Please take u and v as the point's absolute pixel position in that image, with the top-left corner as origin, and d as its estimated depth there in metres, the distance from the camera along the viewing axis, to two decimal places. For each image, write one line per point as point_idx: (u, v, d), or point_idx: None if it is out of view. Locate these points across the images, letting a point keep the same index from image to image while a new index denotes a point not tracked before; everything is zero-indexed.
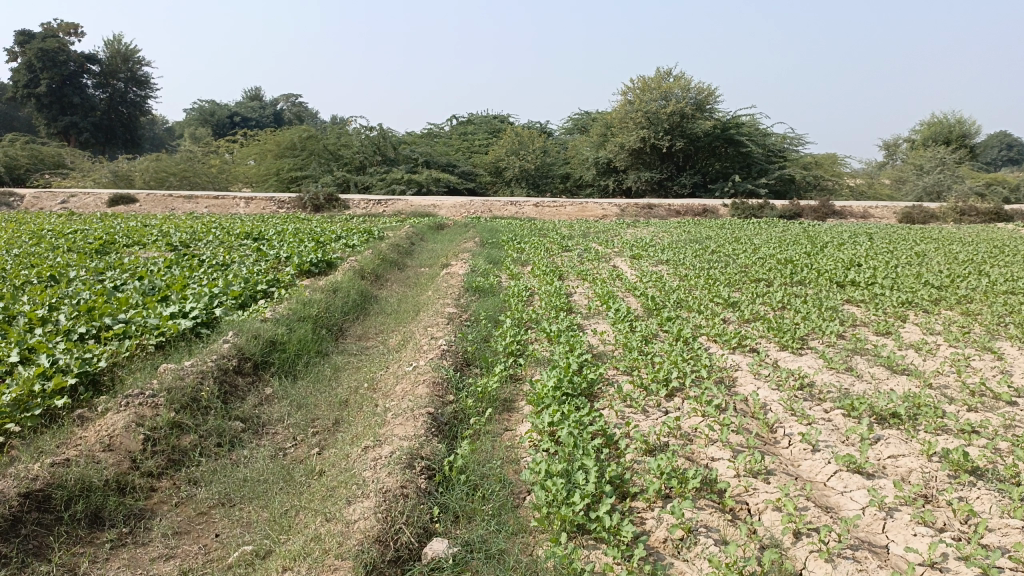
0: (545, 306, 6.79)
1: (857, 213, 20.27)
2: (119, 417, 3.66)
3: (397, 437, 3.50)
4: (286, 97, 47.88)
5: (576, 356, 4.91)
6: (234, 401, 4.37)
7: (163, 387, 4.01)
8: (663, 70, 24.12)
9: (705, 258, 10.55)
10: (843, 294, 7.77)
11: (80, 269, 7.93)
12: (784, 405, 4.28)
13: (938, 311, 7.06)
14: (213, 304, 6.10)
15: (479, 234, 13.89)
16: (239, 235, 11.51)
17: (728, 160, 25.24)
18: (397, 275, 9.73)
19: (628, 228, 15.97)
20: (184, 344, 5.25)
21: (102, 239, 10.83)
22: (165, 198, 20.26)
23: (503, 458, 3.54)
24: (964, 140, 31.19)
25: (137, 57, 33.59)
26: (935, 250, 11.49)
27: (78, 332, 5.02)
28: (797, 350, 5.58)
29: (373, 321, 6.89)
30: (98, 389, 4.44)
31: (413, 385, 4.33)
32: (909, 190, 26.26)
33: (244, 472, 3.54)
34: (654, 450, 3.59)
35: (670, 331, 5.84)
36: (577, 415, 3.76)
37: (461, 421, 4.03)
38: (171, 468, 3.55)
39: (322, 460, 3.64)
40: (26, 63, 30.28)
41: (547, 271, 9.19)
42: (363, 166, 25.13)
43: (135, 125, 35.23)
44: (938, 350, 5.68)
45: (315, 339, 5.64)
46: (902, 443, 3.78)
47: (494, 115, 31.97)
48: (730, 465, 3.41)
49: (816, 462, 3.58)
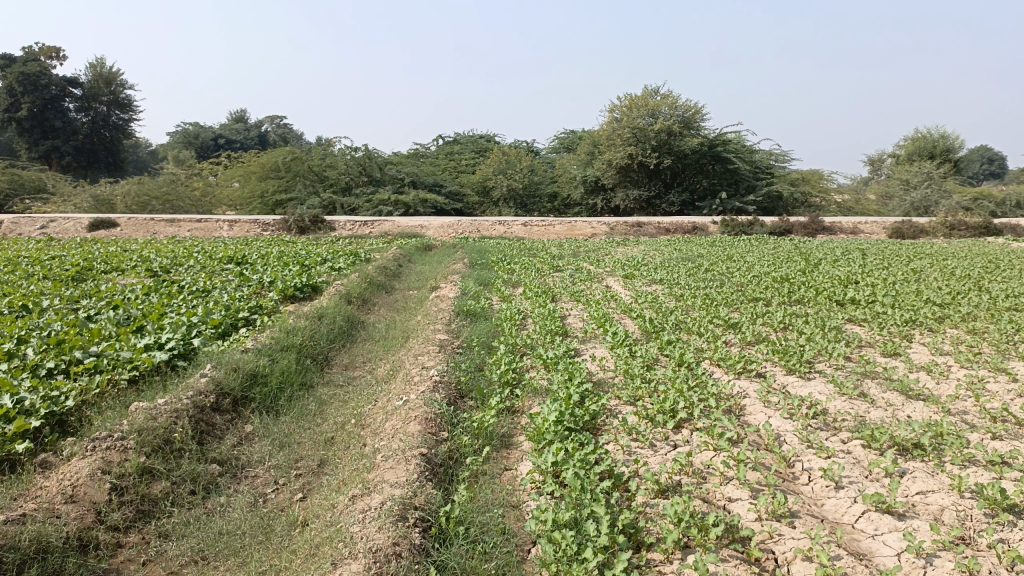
0: (539, 331, 6.52)
1: (847, 229, 20.16)
2: (83, 464, 3.34)
3: (387, 485, 3.20)
4: (271, 120, 47.50)
5: (576, 386, 4.64)
6: (211, 441, 4.07)
7: (132, 428, 3.70)
8: (649, 89, 24.06)
9: (699, 277, 10.33)
10: (844, 314, 7.55)
11: (54, 298, 7.61)
12: (800, 436, 4.03)
13: (944, 330, 6.82)
14: (191, 334, 5.77)
15: (468, 255, 13.61)
16: (222, 260, 11.18)
17: (716, 177, 25.17)
18: (385, 298, 9.46)
19: (619, 246, 15.75)
20: (159, 379, 4.92)
21: (79, 265, 10.49)
22: (147, 222, 19.90)
23: (505, 503, 3.25)
24: (947, 155, 31.36)
25: (120, 80, 33.31)
26: (930, 265, 11.35)
27: (47, 366, 4.71)
28: (805, 374, 5.33)
29: (360, 349, 6.59)
30: (64, 431, 4.11)
31: (403, 422, 4.03)
32: (896, 205, 26.30)
33: (221, 524, 3.23)
34: (668, 491, 3.31)
35: (672, 356, 5.58)
36: (583, 452, 3.49)
37: (458, 461, 3.75)
38: (140, 520, 3.23)
39: (305, 509, 3.33)
40: (7, 87, 29.86)
41: (538, 292, 8.93)
42: (349, 187, 24.85)
43: (118, 148, 34.81)
44: (950, 372, 5.45)
45: (298, 370, 5.34)
46: (929, 477, 3.53)
47: (480, 135, 31.90)
48: (750, 507, 3.14)
49: (840, 501, 3.33)
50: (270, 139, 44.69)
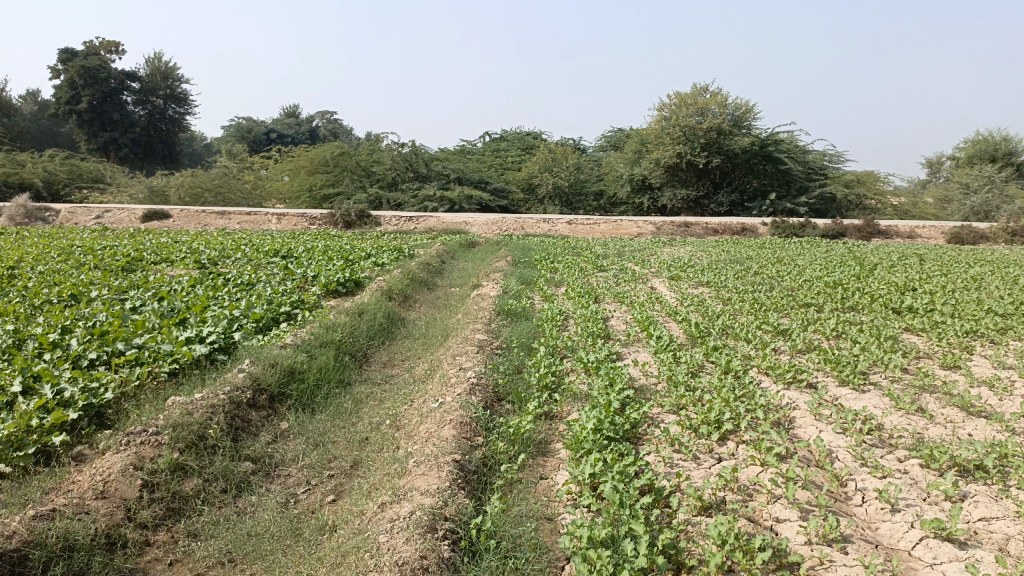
0: (580, 332, 6.38)
1: (904, 233, 19.53)
2: (116, 458, 3.33)
3: (418, 493, 3.11)
4: (323, 115, 48.37)
5: (617, 393, 4.48)
6: (246, 438, 4.03)
7: (167, 423, 3.68)
8: (698, 86, 23.68)
9: (747, 280, 10.07)
10: (901, 322, 7.25)
11: (103, 287, 7.72)
12: (853, 454, 3.83)
13: (1007, 343, 6.48)
14: (232, 328, 5.76)
15: (512, 253, 13.53)
16: (268, 253, 11.27)
17: (767, 178, 24.65)
18: (427, 295, 9.41)
19: (664, 247, 15.49)
20: (198, 373, 4.91)
21: (130, 255, 10.69)
22: (198, 214, 20.29)
23: (539, 515, 3.14)
24: (1010, 158, 30.21)
25: (176, 74, 34.02)
26: (991, 272, 10.89)
27: (88, 358, 4.74)
28: (860, 386, 5.09)
29: (399, 346, 6.54)
30: (102, 423, 4.11)
31: (437, 426, 3.93)
32: (955, 210, 25.43)
33: (249, 525, 3.18)
34: (710, 508, 3.15)
35: (717, 362, 5.39)
36: (622, 463, 3.36)
37: (492, 468, 3.64)
38: (169, 518, 3.20)
39: (334, 514, 3.26)
40: (68, 80, 30.72)
41: (581, 292, 8.79)
42: (395, 182, 24.96)
43: (173, 141, 35.57)
44: (1015, 388, 5.15)
45: (336, 368, 5.30)
46: (994, 502, 3.29)
47: (527, 132, 31.80)
48: (800, 529, 2.97)
49: (896, 525, 3.14)
50: (321, 134, 45.25)
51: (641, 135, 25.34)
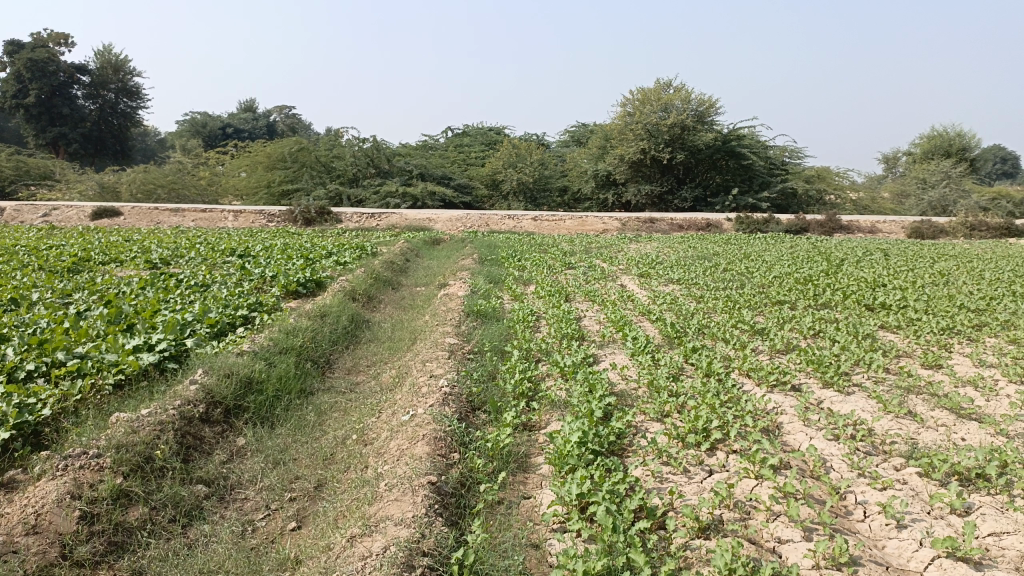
0: (554, 334, 6.13)
1: (865, 228, 19.70)
2: (51, 486, 2.98)
3: (391, 523, 2.83)
4: (279, 109, 47.55)
5: (598, 400, 4.23)
6: (197, 458, 3.69)
7: (110, 444, 3.33)
8: (661, 82, 23.63)
9: (717, 276, 9.93)
10: (876, 319, 7.13)
11: (45, 291, 7.24)
12: (849, 464, 3.64)
13: (983, 340, 6.39)
14: (184, 335, 5.37)
15: (478, 250, 13.24)
16: (224, 252, 10.79)
17: (730, 173, 24.73)
18: (391, 295, 9.08)
19: (631, 243, 15.36)
20: (146, 385, 4.53)
21: (76, 255, 10.13)
22: (151, 211, 19.57)
23: (525, 542, 2.89)
24: (963, 153, 30.82)
25: (128, 68, 32.94)
26: (956, 267, 10.92)
27: (25, 369, 4.34)
28: (845, 388, 4.92)
29: (364, 351, 6.21)
30: (38, 444, 3.73)
31: (410, 442, 3.63)
32: (912, 204, 25.76)
33: (204, 560, 2.86)
34: (708, 529, 2.93)
35: (698, 364, 5.18)
36: (611, 482, 3.11)
37: (470, 489, 3.36)
38: (111, 554, 2.86)
39: (297, 546, 2.95)
40: (15, 73, 29.61)
41: (551, 291, 8.56)
42: (356, 178, 24.46)
43: (125, 136, 34.42)
44: (1000, 388, 5.02)
45: (297, 376, 4.96)
46: (1000, 514, 3.11)
47: (489, 127, 31.52)
48: (806, 553, 2.76)
49: (904, 543, 2.95)
50: (279, 130, 44.41)
51: (605, 130, 25.19)
